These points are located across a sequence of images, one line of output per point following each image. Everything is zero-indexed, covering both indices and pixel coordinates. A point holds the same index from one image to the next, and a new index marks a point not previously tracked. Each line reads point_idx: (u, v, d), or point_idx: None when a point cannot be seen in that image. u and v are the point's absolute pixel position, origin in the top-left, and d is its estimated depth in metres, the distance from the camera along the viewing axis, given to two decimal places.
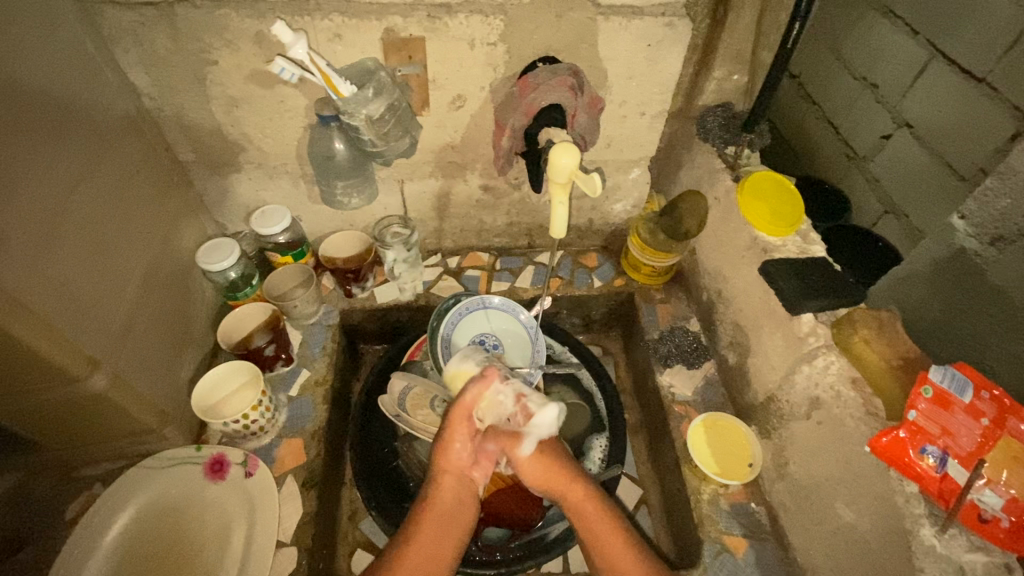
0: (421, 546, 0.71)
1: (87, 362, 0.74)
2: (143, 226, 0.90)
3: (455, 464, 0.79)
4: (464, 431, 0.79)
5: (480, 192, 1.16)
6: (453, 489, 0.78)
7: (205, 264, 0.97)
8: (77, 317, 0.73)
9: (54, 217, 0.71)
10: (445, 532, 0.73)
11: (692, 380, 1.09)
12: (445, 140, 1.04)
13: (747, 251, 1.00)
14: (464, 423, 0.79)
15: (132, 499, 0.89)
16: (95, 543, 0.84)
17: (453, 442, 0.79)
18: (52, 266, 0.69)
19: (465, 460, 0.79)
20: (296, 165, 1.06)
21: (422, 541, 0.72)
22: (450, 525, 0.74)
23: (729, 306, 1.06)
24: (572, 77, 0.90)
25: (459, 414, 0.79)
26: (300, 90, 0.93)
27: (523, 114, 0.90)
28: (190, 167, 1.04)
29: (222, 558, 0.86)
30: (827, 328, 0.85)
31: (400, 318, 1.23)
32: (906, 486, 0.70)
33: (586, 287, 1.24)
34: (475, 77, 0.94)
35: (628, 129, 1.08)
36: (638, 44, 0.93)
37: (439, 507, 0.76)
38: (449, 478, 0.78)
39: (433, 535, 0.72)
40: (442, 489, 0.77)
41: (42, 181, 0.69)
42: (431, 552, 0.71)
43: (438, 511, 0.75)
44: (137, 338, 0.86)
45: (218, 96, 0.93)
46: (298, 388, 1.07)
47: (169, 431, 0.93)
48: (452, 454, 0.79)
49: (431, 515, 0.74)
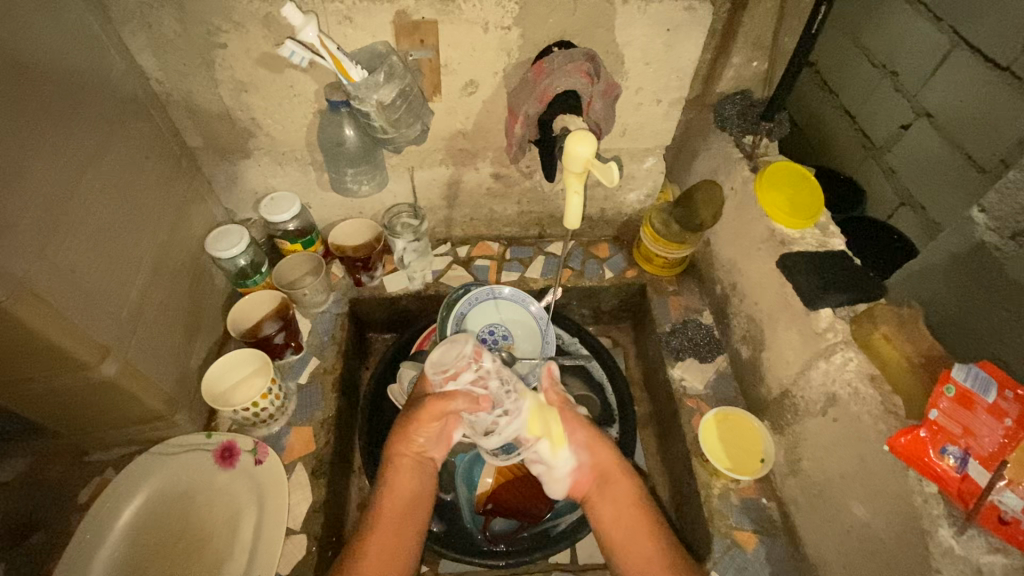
0: (385, 542, 0.73)
1: (97, 349, 0.74)
2: (151, 212, 0.89)
3: (414, 449, 0.80)
4: (428, 428, 0.79)
5: (491, 180, 1.14)
6: (410, 476, 0.80)
7: (215, 250, 0.96)
8: (87, 305, 0.73)
9: (62, 204, 0.70)
10: (408, 519, 0.76)
11: (703, 372, 1.08)
12: (456, 126, 1.02)
13: (764, 243, 0.97)
14: (433, 422, 0.78)
15: (142, 486, 0.89)
16: (106, 529, 0.85)
17: (414, 431, 0.79)
18: (60, 254, 0.69)
19: (425, 442, 0.81)
20: (305, 152, 1.04)
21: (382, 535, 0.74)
22: (409, 514, 0.77)
23: (743, 299, 1.04)
24: (588, 62, 0.87)
25: (430, 413, 0.77)
26: (308, 74, 0.91)
27: (536, 100, 0.87)
28: (199, 153, 1.03)
29: (232, 546, 0.87)
30: (845, 323, 0.83)
31: (409, 306, 1.22)
32: (925, 486, 0.68)
33: (597, 278, 1.23)
34: (487, 63, 0.91)
35: (643, 117, 1.05)
36: (656, 28, 0.90)
37: (397, 494, 0.78)
38: (404, 469, 0.79)
39: (393, 525, 0.75)
40: (401, 472, 0.79)
41: (46, 166, 0.68)
42: (396, 541, 0.74)
43: (398, 496, 0.78)
44: (147, 325, 0.86)
45: (227, 80, 0.91)
46: (307, 376, 1.07)
47: (179, 418, 0.94)
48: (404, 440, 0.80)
49: (389, 504, 0.77)
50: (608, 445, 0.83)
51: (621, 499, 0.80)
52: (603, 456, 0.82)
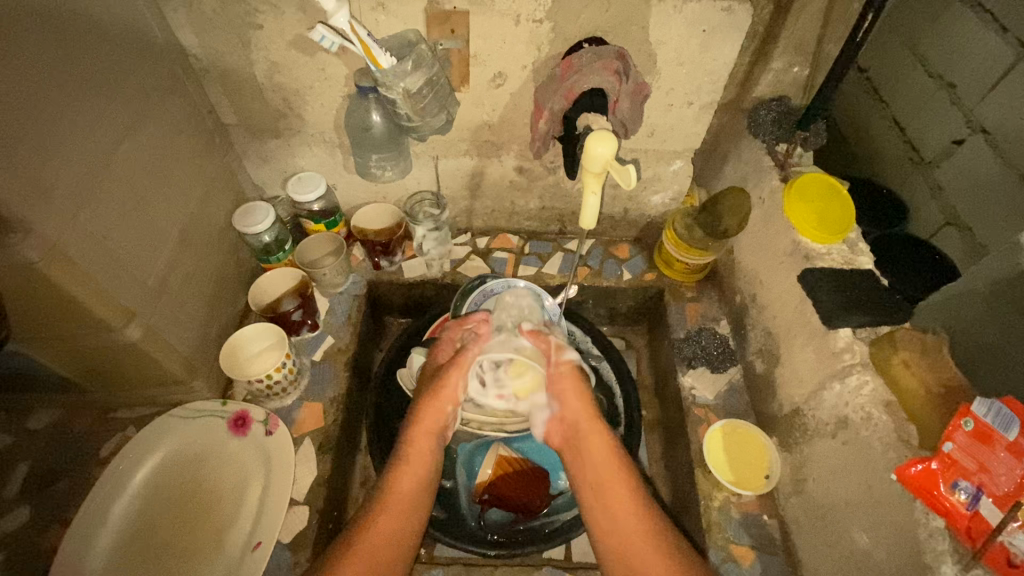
0: (393, 509, 0.77)
1: (122, 313, 0.78)
2: (182, 186, 0.92)
3: (429, 421, 0.84)
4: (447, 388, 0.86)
5: (514, 173, 1.14)
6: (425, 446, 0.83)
7: (242, 225, 1.00)
8: (116, 270, 0.76)
9: (97, 174, 0.73)
10: (409, 510, 0.78)
11: (715, 383, 1.06)
12: (482, 118, 1.01)
13: (787, 256, 0.94)
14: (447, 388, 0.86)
15: (161, 444, 0.94)
16: (125, 480, 0.90)
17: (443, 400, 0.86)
18: (94, 220, 0.72)
19: (441, 418, 0.85)
20: (333, 134, 1.06)
21: (397, 500, 0.78)
22: (421, 483, 0.81)
23: (762, 312, 1.01)
24: (618, 60, 0.84)
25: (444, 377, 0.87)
26: (340, 59, 0.92)
27: (562, 97, 0.85)
28: (232, 130, 1.06)
29: (238, 510, 0.91)
30: (865, 345, 0.80)
31: (425, 294, 1.25)
32: (931, 519, 0.65)
33: (615, 278, 1.22)
34: (517, 55, 0.90)
35: (673, 119, 1.03)
36: (692, 29, 0.87)
37: (413, 464, 0.82)
38: (423, 439, 0.83)
39: (405, 498, 0.78)
40: (416, 446, 0.83)
41: (83, 137, 0.70)
42: (405, 519, 0.77)
43: (399, 496, 0.78)
44: (172, 293, 0.89)
45: (261, 60, 0.93)
46: (321, 353, 1.10)
47: (197, 384, 0.98)
48: (429, 415, 0.85)
49: (405, 473, 0.80)
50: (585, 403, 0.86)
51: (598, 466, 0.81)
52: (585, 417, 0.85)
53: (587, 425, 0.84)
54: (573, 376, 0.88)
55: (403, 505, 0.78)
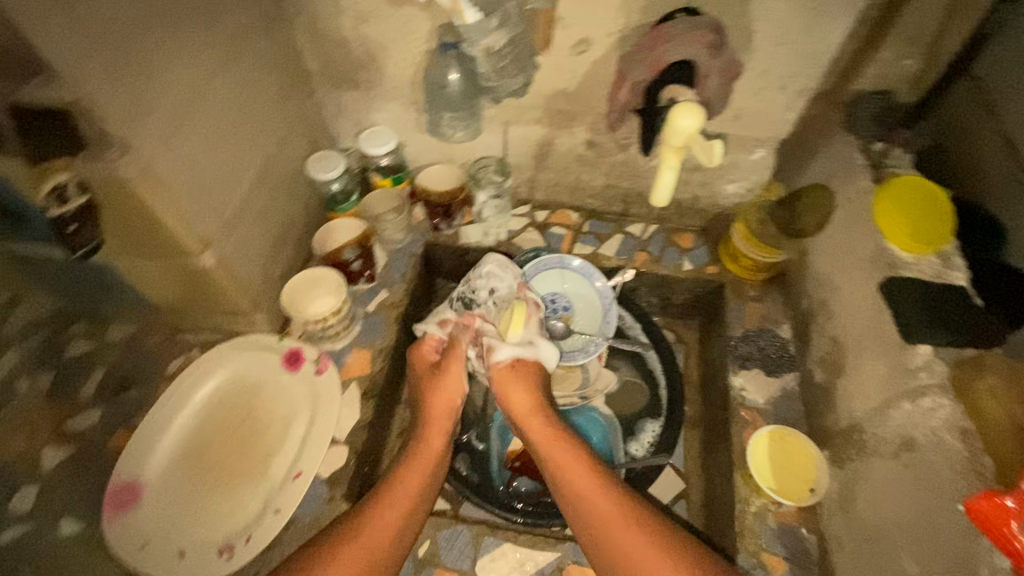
0: (394, 507, 0.78)
1: (200, 239, 0.82)
2: (264, 126, 0.96)
3: (436, 425, 0.90)
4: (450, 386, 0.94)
5: (584, 146, 1.11)
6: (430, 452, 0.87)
7: (314, 172, 1.04)
8: (199, 198, 0.80)
9: (191, 103, 0.76)
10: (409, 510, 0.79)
11: (768, 386, 1.02)
12: (559, 85, 0.99)
13: (868, 262, 0.88)
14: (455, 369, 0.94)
15: (223, 368, 1.00)
16: (188, 396, 0.97)
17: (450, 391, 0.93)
18: (184, 147, 0.76)
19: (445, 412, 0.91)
20: (410, 90, 1.06)
21: (397, 499, 0.80)
22: (424, 485, 0.83)
23: (831, 319, 0.95)
24: (713, 33, 0.79)
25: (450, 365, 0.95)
26: (426, 12, 0.91)
27: (648, 67, 0.81)
28: (314, 78, 1.09)
29: (284, 440, 0.96)
30: (945, 365, 0.72)
31: (478, 260, 1.25)
32: (996, 558, 0.60)
33: (674, 267, 1.18)
34: (604, 20, 0.86)
35: (761, 103, 0.97)
36: (797, 5, 0.81)
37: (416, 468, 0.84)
38: (432, 442, 0.88)
39: (408, 500, 0.80)
40: (424, 450, 0.87)
41: (182, 65, 0.74)
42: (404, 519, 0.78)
43: (401, 493, 0.80)
44: (245, 228, 0.94)
45: (350, 8, 0.94)
46: (374, 305, 1.12)
47: (259, 318, 1.03)
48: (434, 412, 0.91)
49: (409, 472, 0.84)
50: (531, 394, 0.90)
51: (560, 448, 0.84)
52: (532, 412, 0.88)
53: (532, 420, 0.88)
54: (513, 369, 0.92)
55: (405, 508, 0.79)
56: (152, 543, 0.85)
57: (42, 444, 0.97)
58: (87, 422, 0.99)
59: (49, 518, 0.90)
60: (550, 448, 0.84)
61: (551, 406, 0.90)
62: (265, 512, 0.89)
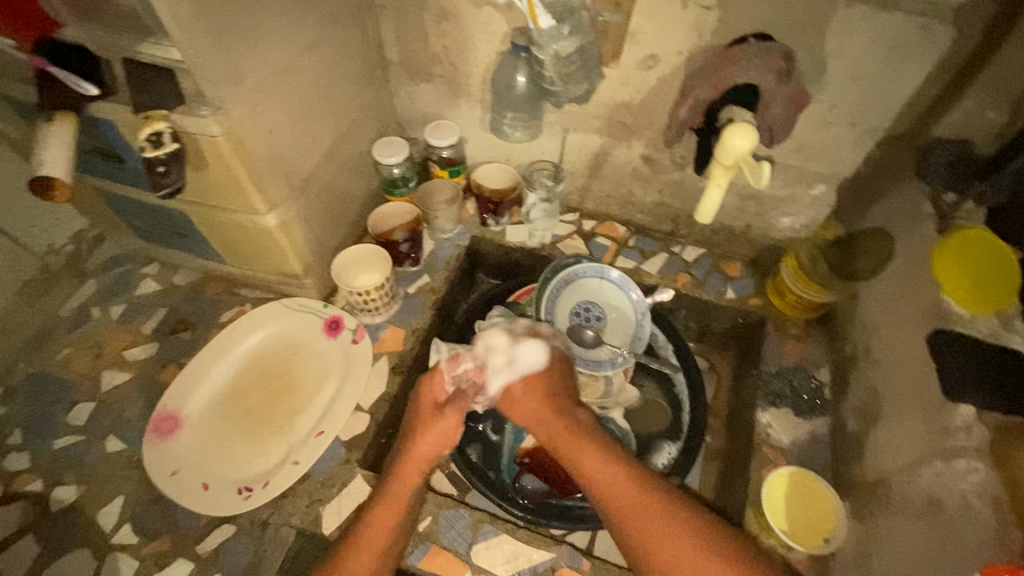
0: (368, 547, 0.75)
1: (268, 201, 0.89)
2: (341, 106, 1.03)
3: (420, 457, 0.81)
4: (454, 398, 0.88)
5: (640, 162, 1.12)
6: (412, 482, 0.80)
7: (379, 155, 1.11)
8: (274, 163, 0.87)
9: (280, 77, 0.83)
10: (383, 550, 0.75)
11: (796, 427, 0.98)
12: (623, 98, 1.00)
13: (920, 313, 0.84)
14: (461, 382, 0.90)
15: (269, 323, 1.08)
16: (236, 344, 1.05)
17: (438, 426, 0.84)
18: (268, 115, 0.83)
19: (432, 450, 0.82)
20: (479, 89, 1.11)
21: (373, 539, 0.75)
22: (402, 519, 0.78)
23: (873, 369, 0.92)
24: (784, 60, 0.78)
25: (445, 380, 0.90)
26: (504, 16, 0.95)
27: (712, 87, 0.81)
28: (392, 68, 1.15)
29: (313, 400, 1.01)
30: (987, 430, 0.69)
31: (520, 259, 1.28)
32: None
33: (716, 294, 1.17)
34: (676, 39, 0.88)
35: (828, 138, 0.95)
36: (877, 43, 0.79)
37: (393, 498, 0.79)
38: (410, 480, 0.80)
39: (382, 540, 0.76)
40: (405, 480, 0.80)
41: (278, 41, 0.81)
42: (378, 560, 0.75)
43: (378, 530, 0.76)
44: (310, 197, 1.00)
45: (434, 5, 0.99)
46: (415, 288, 1.17)
47: (308, 282, 1.10)
48: (421, 452, 0.82)
49: (387, 504, 0.78)
50: (542, 402, 0.86)
51: (574, 445, 0.79)
52: (542, 410, 0.85)
53: (548, 420, 0.83)
54: (511, 393, 0.88)
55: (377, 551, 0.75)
56: (183, 471, 0.92)
57: (103, 367, 1.07)
58: (145, 353, 1.09)
59: (98, 434, 1.00)
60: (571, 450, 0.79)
61: (563, 403, 0.86)
62: (284, 463, 0.94)
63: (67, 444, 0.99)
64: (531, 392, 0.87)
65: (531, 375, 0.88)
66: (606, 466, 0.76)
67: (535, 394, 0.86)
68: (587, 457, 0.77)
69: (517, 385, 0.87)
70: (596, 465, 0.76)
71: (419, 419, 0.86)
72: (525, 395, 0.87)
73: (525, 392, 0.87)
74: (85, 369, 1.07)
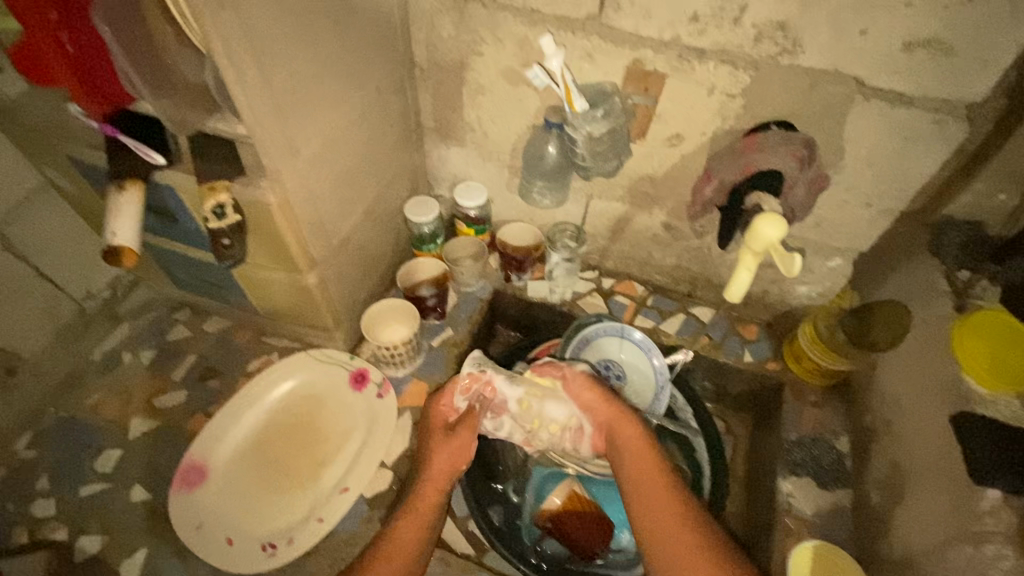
0: (397, 551, 0.81)
1: (309, 261, 0.93)
2: (380, 170, 1.08)
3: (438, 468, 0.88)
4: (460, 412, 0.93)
5: (661, 228, 1.17)
6: (433, 492, 0.87)
7: (410, 214, 1.16)
8: (318, 227, 0.91)
9: (331, 149, 0.89)
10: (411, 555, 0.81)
11: (818, 499, 0.98)
12: (647, 171, 1.05)
13: (939, 390, 0.85)
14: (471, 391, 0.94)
15: (296, 373, 1.09)
16: (262, 394, 1.07)
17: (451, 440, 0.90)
18: (317, 184, 0.87)
19: (447, 461, 0.89)
20: (509, 156, 1.17)
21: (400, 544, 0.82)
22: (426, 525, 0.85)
23: (895, 442, 0.92)
24: (805, 148, 0.83)
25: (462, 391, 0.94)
26: (537, 94, 1.01)
27: (736, 171, 0.86)
28: (426, 132, 1.21)
29: (337, 454, 1.03)
30: (1015, 518, 0.70)
31: (540, 315, 1.31)
32: None
33: (735, 357, 1.19)
34: (701, 122, 0.93)
35: (845, 216, 0.99)
36: (893, 135, 0.84)
37: (416, 509, 0.86)
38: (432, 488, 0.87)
39: (408, 547, 0.82)
40: (429, 488, 0.87)
41: (332, 117, 0.86)
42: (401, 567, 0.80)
43: (403, 539, 0.82)
44: (346, 256, 1.04)
45: (471, 81, 1.05)
46: (438, 341, 1.20)
47: (336, 335, 1.12)
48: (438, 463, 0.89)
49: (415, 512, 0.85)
50: (606, 402, 0.93)
51: (636, 450, 0.89)
52: (602, 412, 0.93)
53: (615, 421, 0.92)
54: (585, 381, 0.94)
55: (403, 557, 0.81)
56: (206, 525, 0.93)
57: (131, 413, 1.09)
58: (173, 401, 1.11)
59: (124, 482, 1.01)
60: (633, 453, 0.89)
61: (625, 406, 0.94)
62: (308, 519, 0.95)
63: (93, 491, 1.00)
64: (594, 391, 0.93)
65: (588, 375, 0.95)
66: (653, 478, 0.86)
67: (604, 392, 0.95)
68: (637, 462, 0.88)
69: (581, 378, 0.95)
70: (647, 474, 0.87)
71: (434, 433, 0.92)
72: (590, 391, 0.94)
73: (590, 390, 0.94)
74: (114, 415, 1.09)
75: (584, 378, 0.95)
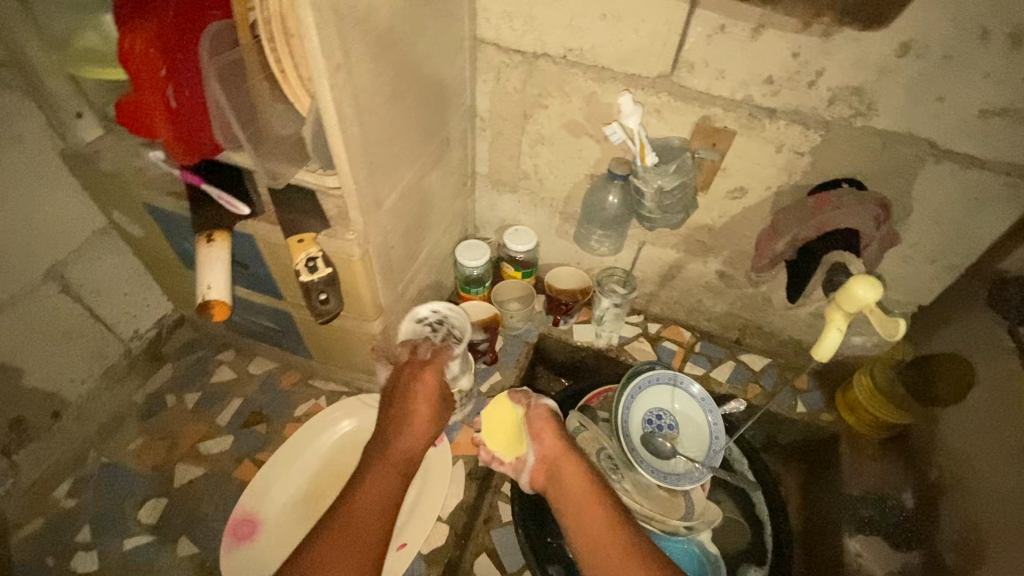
0: (353, 528, 0.79)
1: (376, 309, 0.93)
2: (439, 216, 1.08)
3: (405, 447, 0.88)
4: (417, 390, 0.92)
5: (714, 276, 1.17)
6: (396, 466, 0.86)
7: (462, 258, 1.15)
8: (387, 276, 0.91)
9: (405, 199, 0.89)
10: (372, 532, 0.79)
11: (886, 558, 0.96)
12: (705, 221, 1.07)
13: (1015, 451, 0.82)
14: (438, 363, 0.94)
15: (349, 417, 1.07)
16: (313, 440, 1.04)
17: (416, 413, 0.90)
18: (391, 234, 0.87)
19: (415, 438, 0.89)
20: (562, 203, 1.18)
21: (360, 517, 0.80)
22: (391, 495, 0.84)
23: (967, 505, 0.89)
24: (879, 208, 0.85)
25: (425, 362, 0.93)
26: (599, 146, 1.03)
27: (808, 228, 0.87)
28: (479, 178, 1.22)
29: None
30: None
31: (586, 359, 1.30)
32: None
33: (787, 407, 1.18)
34: (765, 177, 0.95)
35: (905, 270, 1.01)
36: (960, 194, 0.86)
37: (381, 476, 0.85)
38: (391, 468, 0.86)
39: (369, 522, 0.80)
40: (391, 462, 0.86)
41: (409, 169, 0.87)
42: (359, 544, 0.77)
43: (364, 508, 0.81)
44: (405, 302, 1.04)
45: (532, 132, 1.07)
46: (487, 386, 1.18)
47: None
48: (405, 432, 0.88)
49: (379, 479, 0.84)
50: (558, 437, 0.96)
51: (578, 484, 0.91)
52: (556, 448, 0.95)
53: (562, 458, 0.94)
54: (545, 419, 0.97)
55: (362, 533, 0.78)
56: None
57: (175, 460, 1.06)
58: (218, 447, 1.08)
59: (170, 534, 0.98)
60: (575, 490, 0.91)
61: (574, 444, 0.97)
62: None
63: (138, 544, 0.96)
64: (550, 426, 0.96)
65: (545, 407, 0.99)
66: (595, 513, 0.88)
67: (557, 429, 0.97)
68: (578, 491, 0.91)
69: (539, 412, 0.98)
70: (589, 505, 0.89)
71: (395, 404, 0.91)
72: (544, 429, 0.96)
73: (545, 425, 0.96)
74: (157, 461, 1.06)
75: (543, 416, 0.98)
